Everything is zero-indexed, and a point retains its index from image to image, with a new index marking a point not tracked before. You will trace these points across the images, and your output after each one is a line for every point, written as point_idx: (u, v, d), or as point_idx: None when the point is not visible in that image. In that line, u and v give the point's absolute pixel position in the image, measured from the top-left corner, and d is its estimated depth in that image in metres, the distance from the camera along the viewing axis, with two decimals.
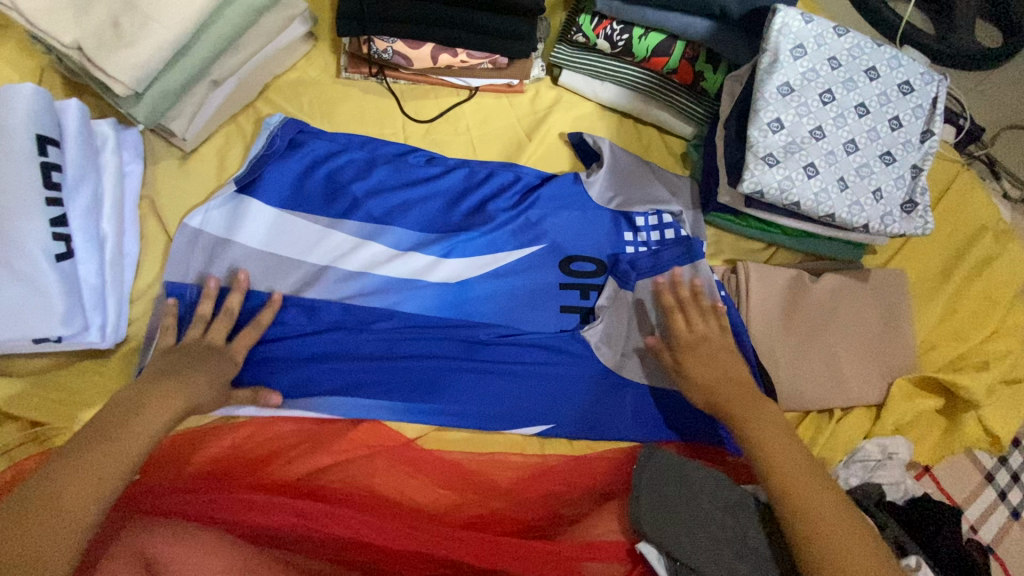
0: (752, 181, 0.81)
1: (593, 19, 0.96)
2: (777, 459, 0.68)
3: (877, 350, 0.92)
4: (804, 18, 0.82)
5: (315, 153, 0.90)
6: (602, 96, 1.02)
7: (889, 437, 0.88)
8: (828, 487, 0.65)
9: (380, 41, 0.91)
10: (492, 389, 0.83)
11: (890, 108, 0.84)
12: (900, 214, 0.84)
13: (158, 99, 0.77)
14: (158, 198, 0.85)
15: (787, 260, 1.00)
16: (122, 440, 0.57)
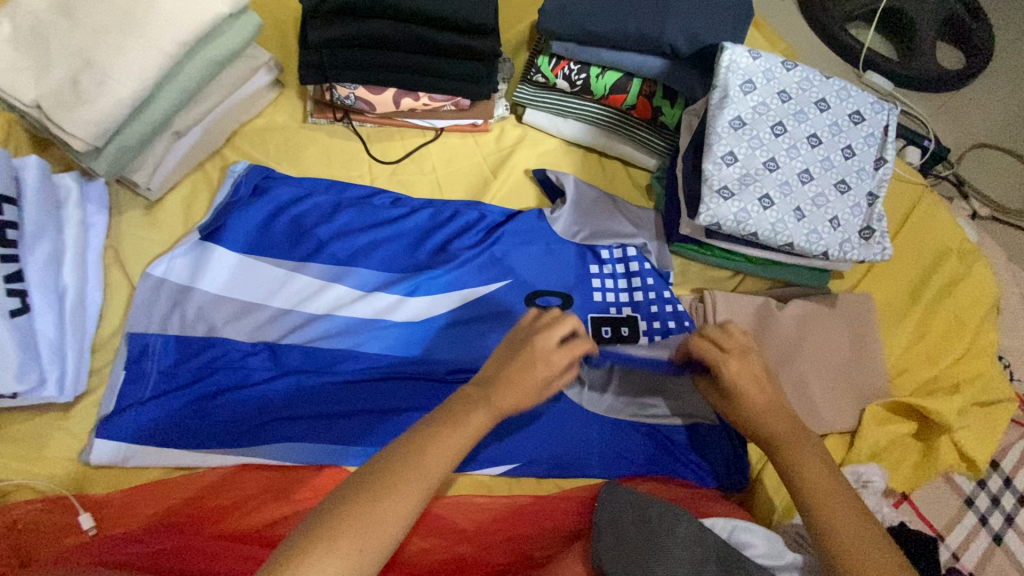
0: (708, 214, 0.82)
1: (552, 61, 0.98)
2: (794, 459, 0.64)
3: (848, 376, 0.92)
4: (752, 55, 0.84)
5: (281, 199, 0.92)
6: (565, 132, 1.04)
7: (864, 463, 0.86)
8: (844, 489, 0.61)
9: (341, 88, 0.92)
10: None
11: (842, 137, 0.86)
12: (857, 241, 0.84)
13: (119, 153, 0.78)
14: (123, 248, 0.86)
15: (754, 287, 1.00)
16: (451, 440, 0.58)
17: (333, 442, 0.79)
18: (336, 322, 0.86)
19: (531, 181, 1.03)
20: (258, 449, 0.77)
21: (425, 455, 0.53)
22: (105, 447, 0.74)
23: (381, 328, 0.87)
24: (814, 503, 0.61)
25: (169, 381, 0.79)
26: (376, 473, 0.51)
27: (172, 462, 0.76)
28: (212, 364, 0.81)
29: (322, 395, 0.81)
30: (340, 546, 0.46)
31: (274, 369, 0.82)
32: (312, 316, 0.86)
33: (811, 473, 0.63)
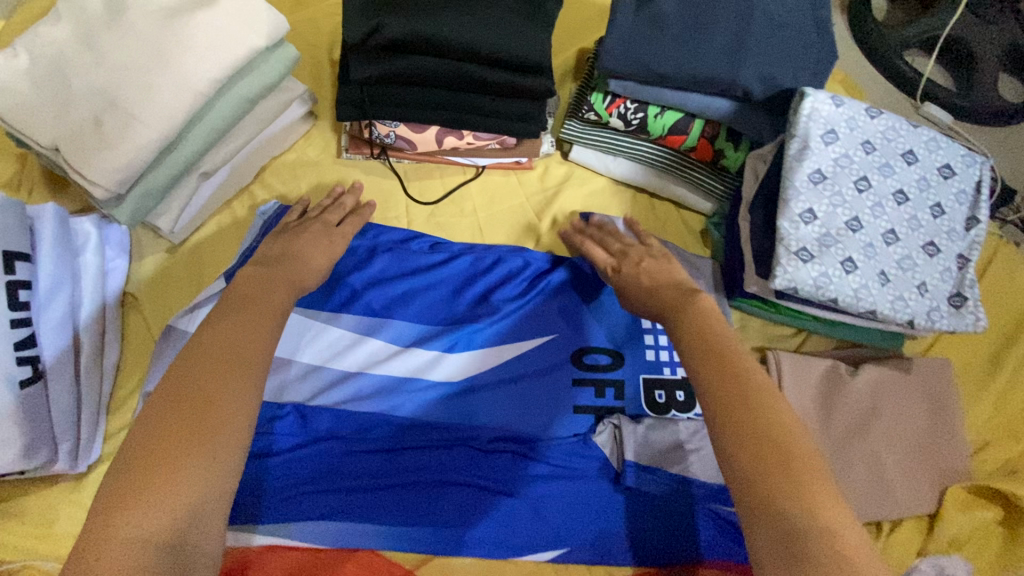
0: (785, 278, 0.74)
1: (605, 98, 0.90)
2: (742, 418, 0.50)
3: (926, 451, 0.84)
4: (834, 101, 0.77)
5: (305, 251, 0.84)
6: (615, 172, 0.97)
7: (946, 556, 0.79)
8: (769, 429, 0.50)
9: (381, 125, 0.86)
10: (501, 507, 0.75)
11: (931, 193, 0.78)
12: (947, 309, 0.76)
13: (142, 198, 0.72)
14: (143, 297, 0.79)
15: (819, 348, 0.92)
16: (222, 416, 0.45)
17: (360, 517, 0.72)
18: (371, 382, 0.79)
19: None
20: (283, 527, 0.70)
21: (221, 383, 0.46)
22: None
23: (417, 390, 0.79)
24: (750, 452, 0.48)
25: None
26: (151, 444, 0.42)
27: None
28: None
29: (355, 464, 0.74)
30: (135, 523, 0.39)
31: (301, 432, 0.75)
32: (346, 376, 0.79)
33: (746, 411, 0.51)
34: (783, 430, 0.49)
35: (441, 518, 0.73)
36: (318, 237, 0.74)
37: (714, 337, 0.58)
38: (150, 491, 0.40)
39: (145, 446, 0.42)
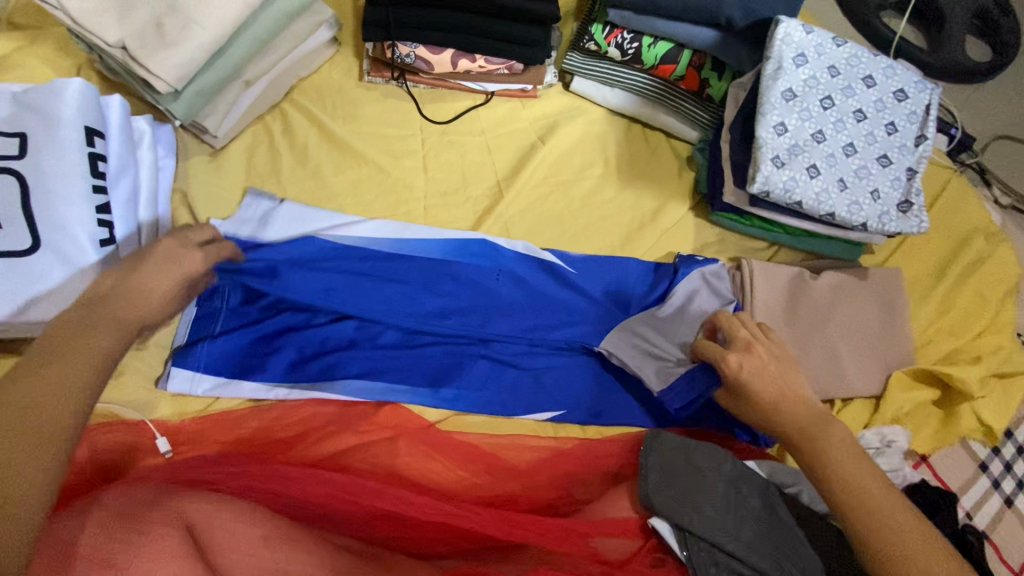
0: (761, 182, 0.85)
1: (605, 29, 1.01)
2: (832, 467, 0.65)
3: (875, 342, 0.96)
4: (805, 29, 0.87)
5: (335, 282, 0.85)
6: (611, 102, 1.07)
7: (888, 426, 0.92)
8: (863, 469, 0.65)
9: (403, 46, 0.95)
10: (506, 377, 0.86)
11: (886, 113, 0.89)
12: (896, 213, 0.88)
13: (194, 98, 0.81)
14: (190, 192, 0.89)
15: (787, 259, 1.04)
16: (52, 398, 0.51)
17: (387, 380, 0.83)
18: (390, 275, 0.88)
19: (576, 148, 1.06)
20: (321, 384, 0.82)
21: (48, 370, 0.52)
22: (181, 376, 0.79)
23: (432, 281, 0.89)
24: (888, 548, 0.60)
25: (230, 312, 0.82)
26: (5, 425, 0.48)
27: (241, 395, 0.80)
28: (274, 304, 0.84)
29: (382, 339, 0.86)
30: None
31: (332, 312, 0.85)
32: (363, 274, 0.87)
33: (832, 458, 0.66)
34: (896, 521, 0.61)
35: (456, 382, 0.85)
36: (169, 264, 0.68)
37: (836, 473, 0.65)
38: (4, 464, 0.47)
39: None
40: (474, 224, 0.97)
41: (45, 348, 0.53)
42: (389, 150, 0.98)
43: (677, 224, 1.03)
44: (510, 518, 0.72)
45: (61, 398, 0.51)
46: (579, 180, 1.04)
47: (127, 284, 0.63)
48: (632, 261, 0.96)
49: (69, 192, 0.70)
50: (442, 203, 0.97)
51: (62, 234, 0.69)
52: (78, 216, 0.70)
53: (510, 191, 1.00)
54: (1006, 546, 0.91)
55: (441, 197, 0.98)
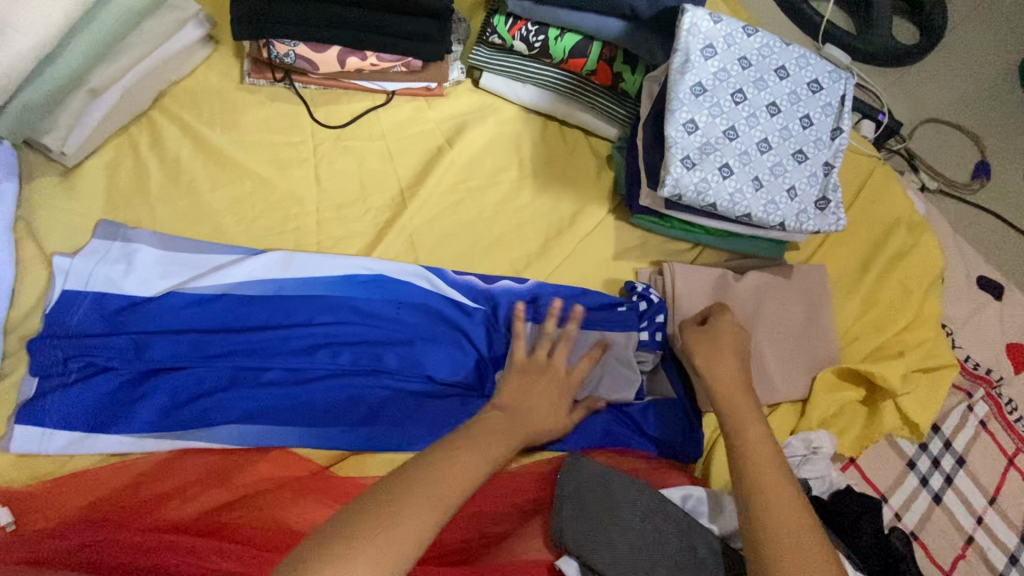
0: (671, 185, 0.80)
1: (508, 20, 0.93)
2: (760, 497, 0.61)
3: (800, 344, 0.93)
4: (712, 18, 0.82)
5: (201, 336, 0.76)
6: (523, 99, 1.00)
7: (814, 431, 0.89)
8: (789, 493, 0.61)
9: (279, 45, 0.85)
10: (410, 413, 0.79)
11: (800, 106, 0.85)
12: (814, 211, 0.85)
13: (23, 112, 0.72)
14: (35, 219, 0.78)
15: (712, 260, 0.99)
16: None
17: (270, 426, 0.74)
18: (270, 311, 0.79)
19: (488, 151, 0.98)
20: (190, 432, 0.72)
21: None
22: (25, 434, 0.69)
23: (320, 312, 0.80)
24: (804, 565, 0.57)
25: (74, 352, 0.72)
26: None
27: (101, 450, 0.70)
28: (130, 347, 0.73)
29: (264, 382, 0.76)
30: None
31: (199, 358, 0.75)
32: (239, 316, 0.78)
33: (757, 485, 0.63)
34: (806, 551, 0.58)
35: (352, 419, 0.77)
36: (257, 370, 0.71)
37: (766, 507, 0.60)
38: None
39: None
40: (374, 238, 0.89)
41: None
42: (275, 160, 0.89)
43: (597, 227, 0.97)
44: None
45: None
46: (493, 185, 0.97)
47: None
48: (550, 285, 0.90)
49: None
50: (338, 217, 0.89)
51: None
52: None
53: (414, 201, 0.92)
54: (934, 544, 0.89)
55: (336, 210, 0.89)
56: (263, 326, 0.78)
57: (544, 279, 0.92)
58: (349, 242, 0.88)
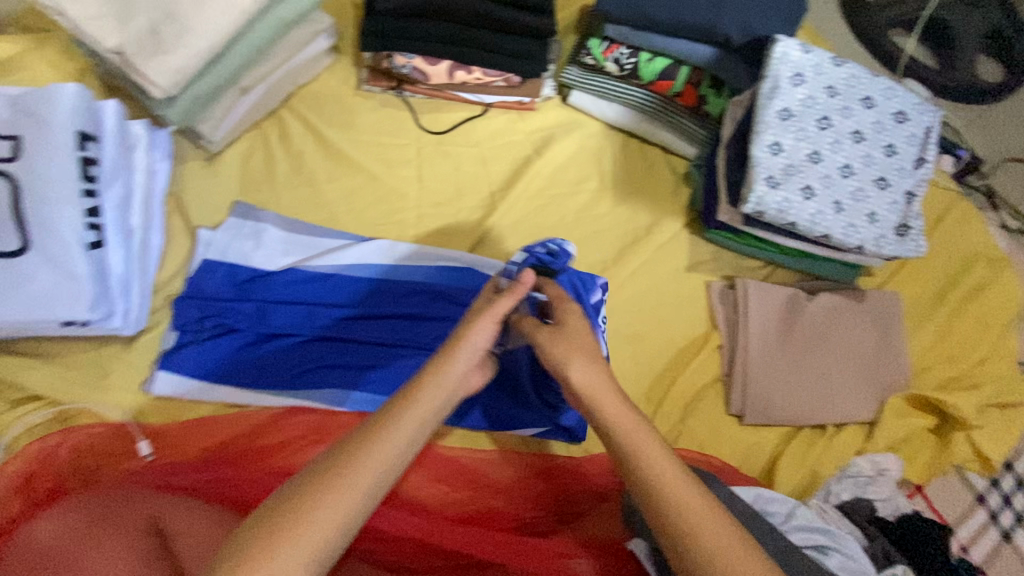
0: (754, 202, 0.84)
1: (603, 44, 1.01)
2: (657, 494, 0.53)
3: (870, 367, 0.94)
4: (802, 49, 0.86)
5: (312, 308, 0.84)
6: (608, 116, 1.07)
7: (880, 454, 0.90)
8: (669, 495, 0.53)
9: (399, 57, 0.95)
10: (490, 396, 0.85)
11: (885, 135, 0.88)
12: (893, 237, 0.87)
13: (191, 103, 0.83)
14: (184, 196, 0.90)
15: (783, 279, 1.02)
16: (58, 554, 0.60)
17: (365, 393, 0.82)
18: (371, 291, 0.88)
19: (571, 162, 1.05)
20: (299, 390, 0.81)
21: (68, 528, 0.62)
22: (165, 380, 0.79)
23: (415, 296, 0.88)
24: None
25: (211, 313, 0.82)
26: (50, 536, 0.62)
27: (223, 399, 0.80)
28: (252, 311, 0.83)
29: (362, 354, 0.84)
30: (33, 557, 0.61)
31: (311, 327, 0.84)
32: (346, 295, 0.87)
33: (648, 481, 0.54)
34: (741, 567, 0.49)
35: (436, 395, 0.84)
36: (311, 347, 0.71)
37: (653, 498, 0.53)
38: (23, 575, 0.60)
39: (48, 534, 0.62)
40: (466, 235, 0.97)
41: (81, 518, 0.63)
42: (383, 159, 0.99)
43: (671, 240, 1.02)
44: (484, 538, 0.71)
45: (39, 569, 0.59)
46: (574, 194, 1.03)
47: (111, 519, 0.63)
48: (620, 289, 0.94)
49: (60, 196, 0.69)
50: (434, 213, 0.97)
51: (51, 236, 0.68)
52: (67, 219, 0.69)
53: (503, 203, 0.99)
54: None
55: (433, 207, 0.98)
56: (364, 304, 0.86)
57: (618, 284, 0.97)
58: (443, 236, 0.96)
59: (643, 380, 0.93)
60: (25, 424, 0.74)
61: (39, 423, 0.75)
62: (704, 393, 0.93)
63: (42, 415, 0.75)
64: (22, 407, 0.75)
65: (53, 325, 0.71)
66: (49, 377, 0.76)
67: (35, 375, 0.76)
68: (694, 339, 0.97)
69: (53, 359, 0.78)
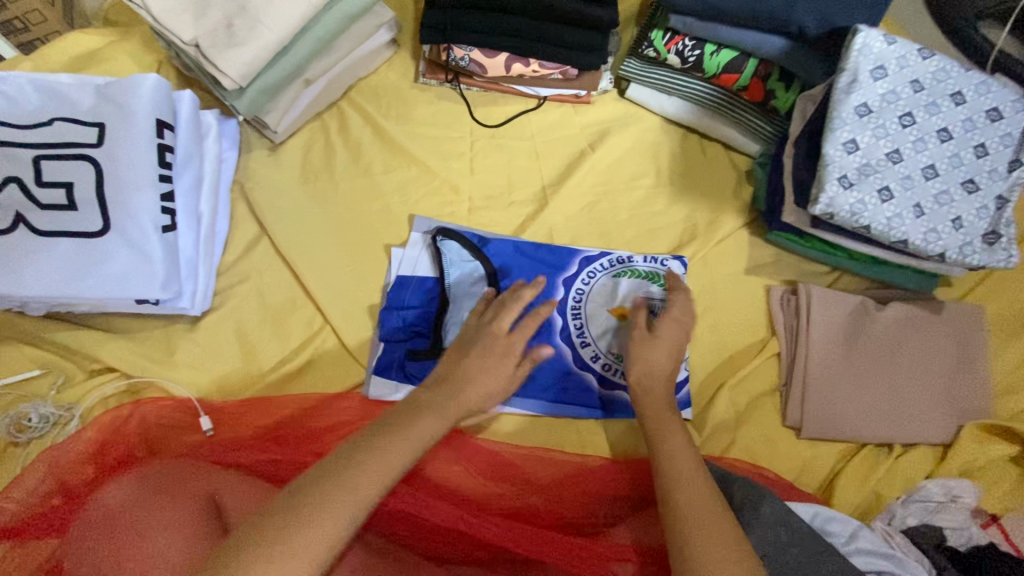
0: (825, 203, 0.79)
1: (665, 35, 0.97)
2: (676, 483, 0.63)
3: (946, 387, 0.88)
4: (886, 40, 0.81)
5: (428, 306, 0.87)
6: (667, 111, 1.03)
7: (954, 479, 0.83)
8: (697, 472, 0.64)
9: (458, 49, 0.95)
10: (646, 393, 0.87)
11: (975, 134, 0.81)
12: (980, 245, 0.79)
13: (258, 94, 0.86)
14: (248, 184, 0.93)
15: (850, 286, 0.97)
16: (127, 516, 0.64)
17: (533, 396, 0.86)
18: (551, 296, 0.90)
19: (626, 158, 1.02)
20: None
21: (135, 490, 0.66)
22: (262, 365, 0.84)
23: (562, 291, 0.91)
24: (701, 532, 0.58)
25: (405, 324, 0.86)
26: (125, 494, 0.65)
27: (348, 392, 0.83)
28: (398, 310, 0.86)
29: None
30: (104, 512, 0.65)
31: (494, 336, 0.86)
32: None
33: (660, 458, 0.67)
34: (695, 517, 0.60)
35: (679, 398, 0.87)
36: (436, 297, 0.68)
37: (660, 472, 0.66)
38: (94, 529, 0.64)
39: (121, 493, 0.66)
40: (516, 230, 0.96)
41: (148, 485, 0.66)
42: (438, 151, 0.99)
43: (729, 242, 0.98)
44: (528, 535, 0.71)
45: (107, 526, 0.64)
46: (629, 190, 1.00)
47: (173, 488, 0.66)
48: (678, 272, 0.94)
49: (137, 181, 0.72)
50: (485, 207, 0.97)
51: (131, 220, 0.72)
52: (143, 203, 0.72)
53: (555, 198, 0.98)
54: None
55: (485, 201, 0.98)
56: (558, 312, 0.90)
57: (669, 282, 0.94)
58: (493, 230, 0.96)
59: (693, 385, 0.89)
60: (100, 394, 0.78)
61: (112, 394, 0.79)
62: (758, 403, 0.89)
63: (115, 386, 0.79)
64: (99, 378, 0.79)
65: (129, 301, 0.75)
66: (123, 350, 0.81)
67: (111, 348, 0.80)
68: (750, 345, 0.93)
69: (126, 333, 0.82)
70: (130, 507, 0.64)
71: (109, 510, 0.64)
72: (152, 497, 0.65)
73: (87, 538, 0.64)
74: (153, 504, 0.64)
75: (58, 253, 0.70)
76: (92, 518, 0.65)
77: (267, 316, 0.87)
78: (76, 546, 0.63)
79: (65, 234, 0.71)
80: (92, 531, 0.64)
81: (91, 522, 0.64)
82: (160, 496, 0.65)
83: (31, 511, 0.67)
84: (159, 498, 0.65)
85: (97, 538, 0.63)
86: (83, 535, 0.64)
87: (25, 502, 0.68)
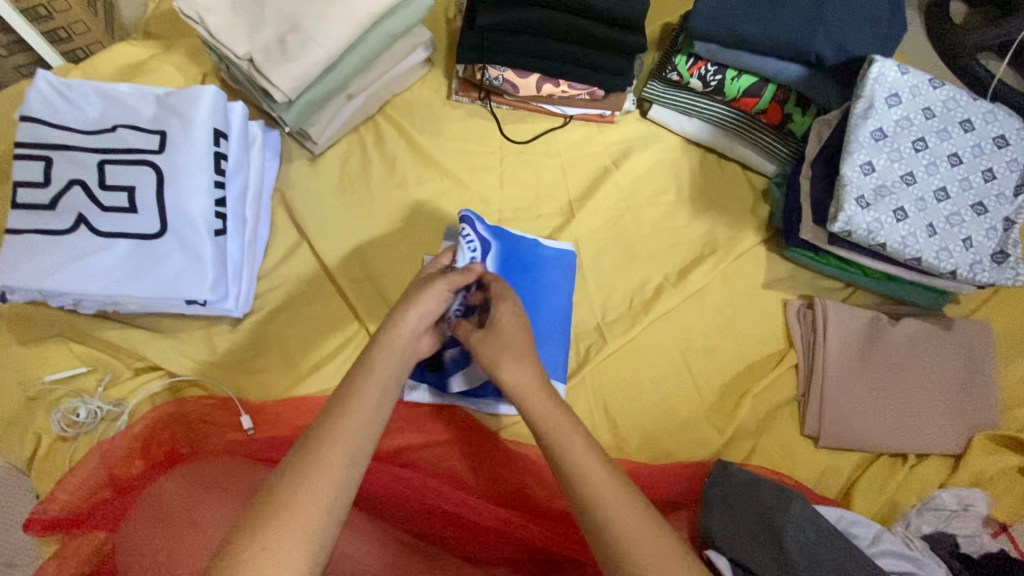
0: (843, 222, 0.83)
1: (689, 60, 1.02)
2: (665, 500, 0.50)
3: (956, 400, 0.91)
4: (900, 70, 0.86)
5: None
6: (688, 131, 1.08)
7: (966, 488, 0.86)
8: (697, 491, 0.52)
9: (492, 69, 1.00)
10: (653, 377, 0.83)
11: (984, 160, 0.86)
12: (990, 264, 0.84)
13: (305, 107, 0.90)
14: (288, 192, 0.96)
15: (864, 302, 1.01)
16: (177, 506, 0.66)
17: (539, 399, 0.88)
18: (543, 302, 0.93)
19: (648, 175, 1.07)
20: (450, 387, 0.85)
21: (185, 482, 0.68)
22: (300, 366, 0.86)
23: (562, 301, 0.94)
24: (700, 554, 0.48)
25: None
26: (176, 486, 0.68)
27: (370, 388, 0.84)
28: None
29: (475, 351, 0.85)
30: (155, 502, 0.67)
31: None
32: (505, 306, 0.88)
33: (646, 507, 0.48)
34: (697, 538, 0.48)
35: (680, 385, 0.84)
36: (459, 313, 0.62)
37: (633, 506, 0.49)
38: (145, 518, 0.66)
39: (172, 485, 0.68)
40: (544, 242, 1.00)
41: (198, 479, 0.68)
42: (469, 165, 1.03)
43: (748, 257, 1.02)
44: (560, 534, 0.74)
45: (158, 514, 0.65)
46: (652, 206, 1.04)
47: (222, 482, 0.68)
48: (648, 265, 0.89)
49: (192, 186, 0.76)
50: (514, 219, 1.01)
51: (187, 224, 0.75)
52: (198, 207, 0.76)
53: (582, 212, 1.02)
54: None
55: (514, 213, 1.02)
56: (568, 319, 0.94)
57: (690, 294, 0.98)
58: None
59: (715, 394, 0.93)
60: (145, 392, 0.81)
61: (156, 392, 0.82)
62: (777, 412, 0.92)
63: (159, 384, 0.82)
64: (143, 376, 0.82)
65: (179, 301, 0.78)
66: (166, 350, 0.83)
67: (155, 348, 0.83)
68: (769, 356, 0.96)
69: (170, 333, 0.84)
70: (180, 498, 0.66)
71: (159, 501, 0.67)
72: (202, 490, 0.67)
73: (139, 526, 0.65)
74: (201, 495, 0.66)
75: (115, 254, 0.73)
76: (145, 508, 0.67)
77: (305, 319, 0.89)
78: (128, 533, 0.66)
79: (122, 235, 0.74)
80: (143, 520, 0.66)
81: (143, 512, 0.66)
82: (209, 489, 0.67)
83: (83, 502, 0.70)
84: (208, 490, 0.66)
85: (148, 526, 0.65)
86: (134, 523, 0.66)
87: (76, 493, 0.71)
